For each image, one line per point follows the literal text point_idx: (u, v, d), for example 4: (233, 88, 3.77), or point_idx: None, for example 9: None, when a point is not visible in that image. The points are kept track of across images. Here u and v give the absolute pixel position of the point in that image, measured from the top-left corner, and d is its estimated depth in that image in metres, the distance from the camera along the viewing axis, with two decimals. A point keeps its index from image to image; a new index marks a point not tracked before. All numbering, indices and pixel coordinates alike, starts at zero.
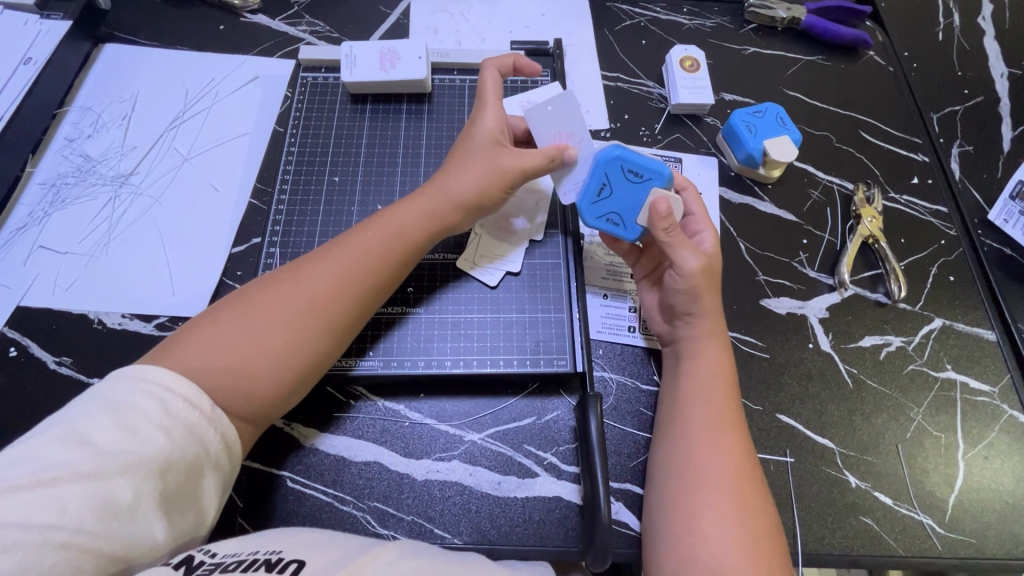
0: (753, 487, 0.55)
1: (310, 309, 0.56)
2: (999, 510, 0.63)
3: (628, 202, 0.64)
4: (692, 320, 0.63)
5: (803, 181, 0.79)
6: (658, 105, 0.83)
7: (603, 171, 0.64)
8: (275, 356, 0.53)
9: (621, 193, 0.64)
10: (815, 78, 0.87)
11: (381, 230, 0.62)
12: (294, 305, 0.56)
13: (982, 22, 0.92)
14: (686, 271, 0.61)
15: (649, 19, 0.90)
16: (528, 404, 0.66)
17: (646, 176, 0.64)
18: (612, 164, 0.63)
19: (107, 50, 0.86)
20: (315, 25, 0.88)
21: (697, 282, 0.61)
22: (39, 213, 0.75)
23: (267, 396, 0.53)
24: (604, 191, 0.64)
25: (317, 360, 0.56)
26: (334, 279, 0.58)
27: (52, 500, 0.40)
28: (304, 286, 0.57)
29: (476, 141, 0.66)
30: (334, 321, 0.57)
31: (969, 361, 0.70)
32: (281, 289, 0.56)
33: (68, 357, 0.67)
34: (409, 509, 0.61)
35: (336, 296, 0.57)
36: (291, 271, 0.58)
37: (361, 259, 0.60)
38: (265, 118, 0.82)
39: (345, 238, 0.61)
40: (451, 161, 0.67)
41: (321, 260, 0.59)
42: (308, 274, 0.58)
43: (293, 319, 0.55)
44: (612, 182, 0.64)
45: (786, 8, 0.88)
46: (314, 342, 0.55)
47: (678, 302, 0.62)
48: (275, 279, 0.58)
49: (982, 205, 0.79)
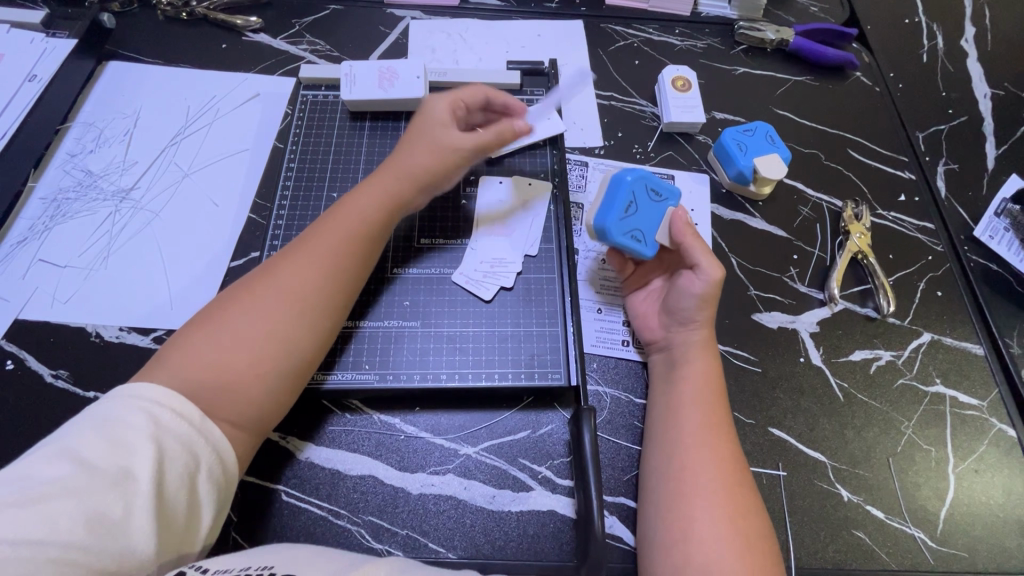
0: (742, 490, 0.56)
1: (287, 303, 0.57)
2: (990, 523, 0.63)
3: (649, 220, 0.68)
4: (690, 326, 0.65)
5: (793, 198, 0.80)
6: (651, 123, 0.85)
7: (631, 190, 0.68)
8: (257, 355, 0.54)
9: (644, 212, 0.68)
10: (804, 97, 0.89)
11: (349, 222, 0.63)
12: (271, 302, 0.56)
13: (966, 44, 0.95)
14: (708, 278, 0.64)
15: (642, 40, 0.92)
16: (523, 418, 0.67)
17: (664, 197, 0.69)
18: (639, 185, 0.68)
19: (111, 67, 0.87)
20: (316, 44, 0.90)
21: (712, 290, 0.64)
22: (39, 227, 0.76)
23: (257, 395, 0.53)
24: (631, 208, 0.68)
25: (302, 350, 0.57)
26: (308, 273, 0.59)
27: (42, 517, 0.40)
28: (281, 284, 0.58)
29: (425, 125, 0.69)
30: (312, 311, 0.58)
31: (958, 375, 0.71)
32: (258, 289, 0.57)
33: (66, 370, 0.67)
34: (404, 523, 0.61)
35: (314, 289, 0.58)
36: (264, 273, 0.59)
37: (333, 251, 0.61)
38: (265, 134, 0.84)
39: (312, 233, 0.62)
40: (402, 143, 0.69)
41: (292, 257, 0.60)
42: (281, 272, 0.59)
43: (272, 316, 0.56)
44: (636, 201, 0.68)
45: (774, 31, 0.91)
46: (294, 334, 0.56)
47: (687, 308, 0.65)
48: (249, 283, 0.58)
49: (968, 222, 0.81)
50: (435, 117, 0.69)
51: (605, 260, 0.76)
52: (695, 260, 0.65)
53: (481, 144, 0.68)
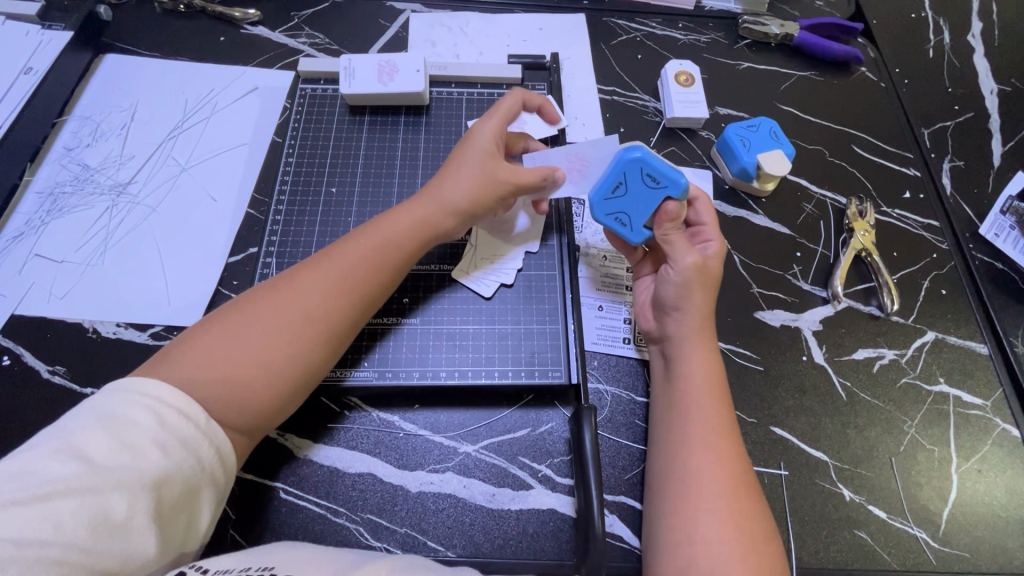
0: (747, 491, 0.55)
1: (304, 317, 0.56)
2: (992, 524, 0.63)
3: (641, 204, 0.65)
4: (679, 316, 0.63)
5: (796, 194, 0.79)
6: (654, 119, 0.84)
7: (622, 170, 0.65)
8: (270, 367, 0.53)
9: (634, 193, 0.65)
10: (809, 93, 0.88)
11: (375, 240, 0.62)
12: (287, 314, 0.55)
13: (972, 39, 0.94)
14: (681, 266, 0.63)
15: (645, 35, 0.91)
16: (523, 416, 0.66)
17: (663, 183, 0.64)
18: (632, 165, 0.64)
19: (108, 60, 0.86)
20: (315, 37, 0.89)
21: (690, 277, 0.62)
22: (36, 221, 0.75)
23: (262, 407, 0.53)
24: (619, 189, 0.65)
25: (310, 367, 0.56)
26: (329, 290, 0.58)
27: (46, 516, 0.39)
28: (297, 296, 0.57)
29: (477, 150, 0.66)
30: (328, 331, 0.57)
31: (961, 374, 0.70)
32: (276, 297, 0.57)
33: (62, 366, 0.66)
34: (403, 521, 0.61)
35: (329, 305, 0.57)
36: (284, 281, 0.58)
37: (355, 269, 0.60)
38: (265, 128, 0.83)
39: (335, 247, 0.62)
40: (447, 168, 0.67)
41: (313, 269, 0.59)
42: (302, 284, 0.58)
43: (287, 329, 0.55)
44: (628, 182, 0.65)
45: (779, 25, 0.90)
46: (308, 350, 0.55)
47: (669, 296, 0.63)
48: (268, 289, 0.58)
49: (974, 219, 0.80)
50: (484, 143, 0.66)
51: (606, 257, 0.76)
52: (670, 245, 0.64)
53: (525, 185, 0.65)
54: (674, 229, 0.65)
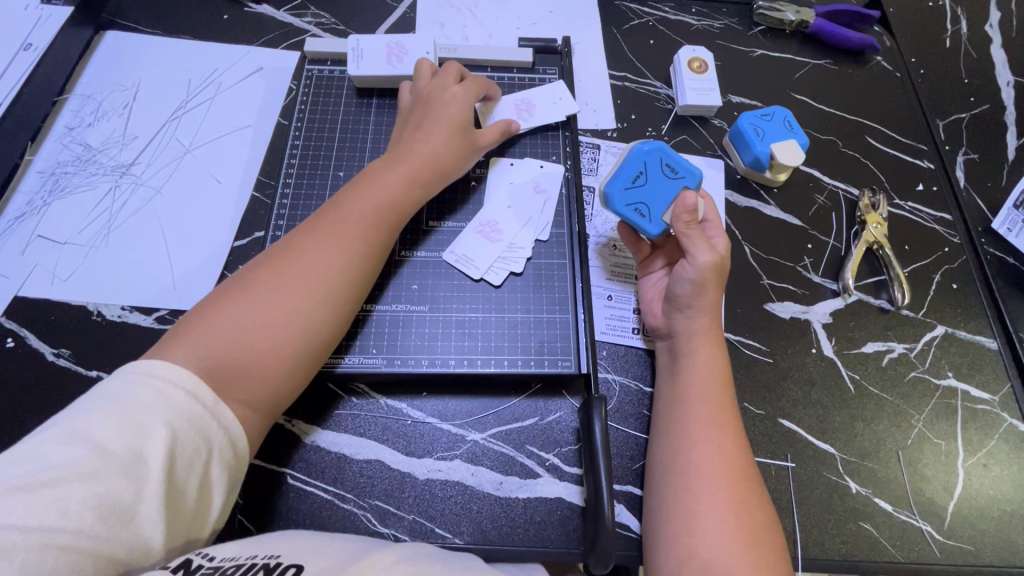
0: (750, 485, 0.54)
1: (310, 279, 0.56)
2: (996, 517, 0.63)
3: (657, 196, 0.66)
4: (691, 314, 0.62)
5: (808, 185, 0.79)
6: (666, 106, 0.83)
7: (642, 160, 0.66)
8: (279, 333, 0.53)
9: (653, 184, 0.66)
10: (823, 82, 0.86)
11: (375, 202, 0.62)
12: (289, 282, 0.55)
13: (990, 29, 0.92)
14: (699, 263, 0.61)
15: (658, 19, 0.90)
16: (532, 404, 0.66)
17: (681, 174, 0.66)
18: (653, 156, 0.66)
19: (109, 37, 0.84)
20: (321, 16, 0.87)
21: (706, 276, 0.61)
22: (37, 202, 0.74)
23: (274, 377, 0.52)
24: (639, 178, 0.66)
25: (318, 333, 0.55)
26: (329, 254, 0.57)
27: (53, 501, 0.39)
28: (297, 264, 0.56)
29: (445, 111, 0.69)
30: (331, 293, 0.56)
31: (970, 368, 0.70)
32: (275, 268, 0.56)
33: (67, 349, 0.66)
34: (411, 508, 0.61)
35: (331, 270, 0.57)
36: (280, 252, 0.58)
37: (355, 233, 0.59)
38: (270, 109, 0.81)
39: (331, 213, 0.61)
40: (420, 129, 0.68)
41: (310, 237, 0.58)
42: (300, 251, 0.57)
43: (290, 296, 0.54)
44: (647, 173, 0.66)
45: (795, 11, 0.88)
46: (315, 316, 0.55)
47: (683, 294, 0.62)
48: (267, 261, 0.57)
49: (985, 213, 0.79)
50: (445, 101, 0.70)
51: (616, 246, 0.75)
52: (690, 240, 0.62)
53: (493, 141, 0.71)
54: (691, 222, 0.64)
